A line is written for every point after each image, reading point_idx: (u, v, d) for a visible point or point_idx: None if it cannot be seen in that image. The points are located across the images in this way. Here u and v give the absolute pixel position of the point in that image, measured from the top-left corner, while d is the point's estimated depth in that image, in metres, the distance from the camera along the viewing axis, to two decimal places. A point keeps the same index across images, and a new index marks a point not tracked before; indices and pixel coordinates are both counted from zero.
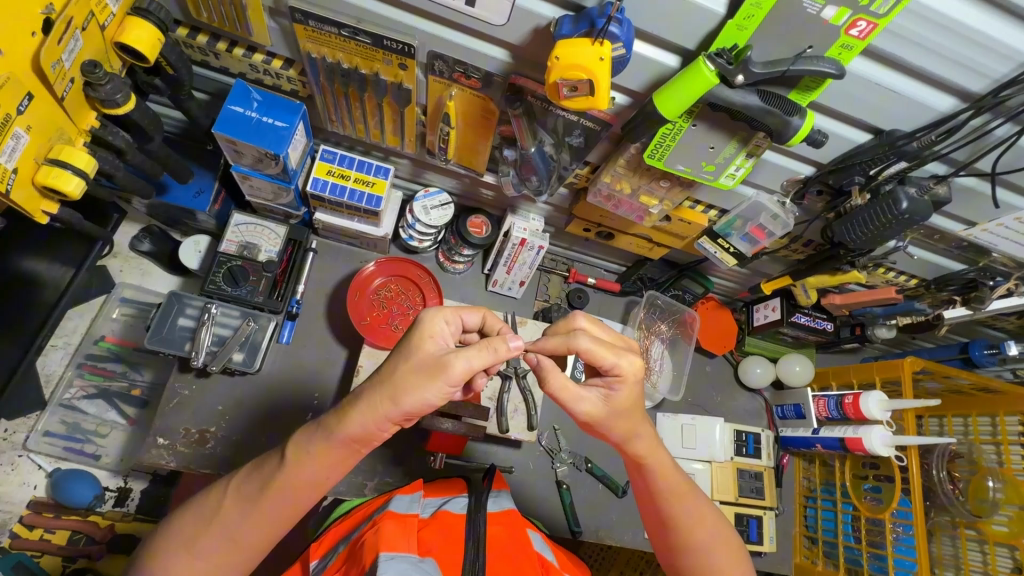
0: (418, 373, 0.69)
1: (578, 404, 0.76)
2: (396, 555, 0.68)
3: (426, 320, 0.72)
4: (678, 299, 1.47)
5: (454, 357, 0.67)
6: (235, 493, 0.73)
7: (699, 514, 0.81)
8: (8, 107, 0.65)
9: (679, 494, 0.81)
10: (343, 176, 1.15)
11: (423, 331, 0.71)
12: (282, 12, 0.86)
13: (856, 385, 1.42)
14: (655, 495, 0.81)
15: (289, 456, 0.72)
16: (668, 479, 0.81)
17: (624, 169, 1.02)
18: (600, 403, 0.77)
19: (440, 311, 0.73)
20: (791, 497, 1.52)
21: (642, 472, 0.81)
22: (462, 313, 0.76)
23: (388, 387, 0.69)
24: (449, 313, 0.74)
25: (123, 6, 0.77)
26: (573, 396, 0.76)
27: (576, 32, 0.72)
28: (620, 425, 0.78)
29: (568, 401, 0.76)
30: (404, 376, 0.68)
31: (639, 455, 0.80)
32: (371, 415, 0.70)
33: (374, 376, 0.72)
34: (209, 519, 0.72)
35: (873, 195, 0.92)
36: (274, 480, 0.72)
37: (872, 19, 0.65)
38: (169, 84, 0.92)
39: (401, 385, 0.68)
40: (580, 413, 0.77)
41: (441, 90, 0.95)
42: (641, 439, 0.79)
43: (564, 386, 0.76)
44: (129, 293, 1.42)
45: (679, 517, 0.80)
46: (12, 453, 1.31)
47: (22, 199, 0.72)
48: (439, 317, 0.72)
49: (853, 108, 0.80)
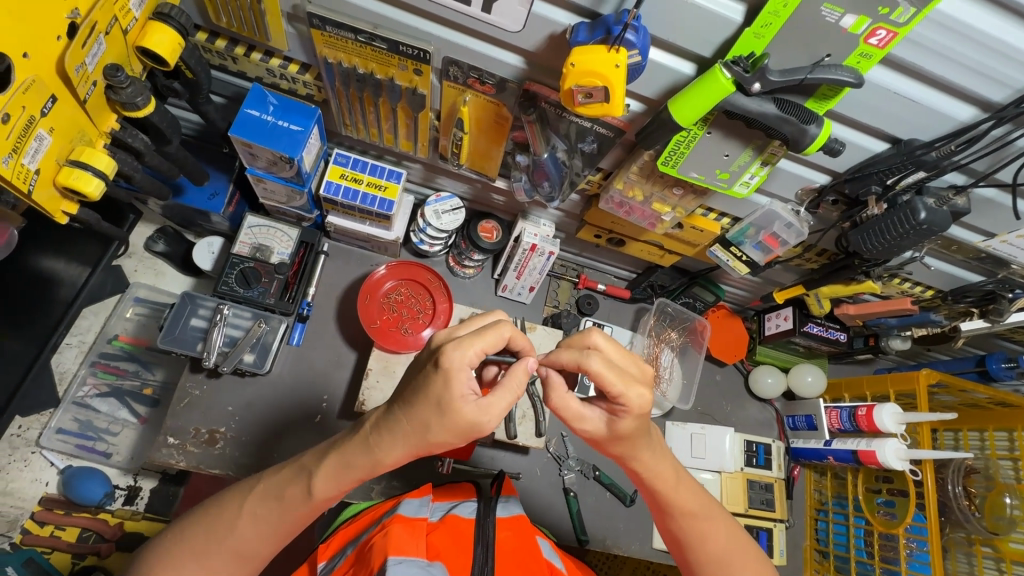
0: (452, 429, 0.67)
1: (583, 425, 0.75)
2: (404, 559, 0.68)
3: (452, 369, 0.65)
4: (689, 307, 1.49)
5: (490, 418, 0.67)
6: (251, 517, 0.73)
7: (714, 525, 0.81)
8: (33, 110, 0.65)
9: (691, 509, 0.80)
10: (356, 180, 1.16)
11: (455, 394, 0.65)
12: (300, 17, 0.87)
13: (869, 398, 1.40)
14: (671, 514, 0.80)
15: (314, 485, 0.72)
16: (681, 496, 0.79)
17: (637, 175, 1.01)
18: (603, 426, 0.74)
19: (465, 357, 0.65)
20: (802, 509, 1.50)
21: (653, 493, 0.80)
22: (486, 345, 0.68)
23: (422, 441, 0.68)
24: (473, 356, 0.66)
25: (145, 11, 0.79)
26: (578, 418, 0.75)
27: (592, 39, 0.72)
28: (617, 449, 0.77)
29: (573, 423, 0.76)
30: (438, 433, 0.67)
31: (648, 478, 0.78)
32: (406, 453, 0.70)
33: (400, 420, 0.69)
34: (223, 534, 0.73)
35: (889, 205, 0.90)
36: (292, 502, 0.73)
37: (892, 28, 0.64)
38: (188, 88, 0.93)
39: (436, 439, 0.68)
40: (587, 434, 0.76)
41: (455, 95, 0.95)
42: (648, 464, 0.78)
43: (568, 410, 0.75)
44: (144, 293, 1.44)
45: (696, 528, 0.80)
46: (25, 449, 1.32)
47: (43, 199, 0.73)
48: (466, 365, 0.66)
49: (871, 117, 0.79)
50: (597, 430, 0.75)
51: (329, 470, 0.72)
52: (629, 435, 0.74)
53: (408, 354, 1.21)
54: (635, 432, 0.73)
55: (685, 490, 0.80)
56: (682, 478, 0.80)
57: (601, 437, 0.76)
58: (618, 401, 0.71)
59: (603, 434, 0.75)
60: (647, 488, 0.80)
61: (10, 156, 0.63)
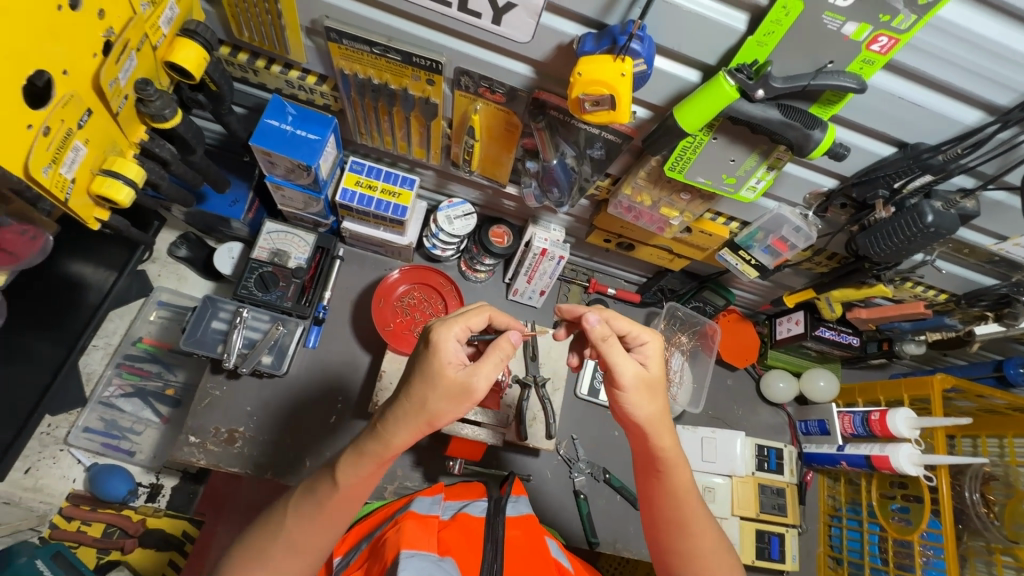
0: (447, 398, 0.71)
1: (624, 365, 0.79)
2: (416, 553, 0.70)
3: (439, 343, 0.72)
4: (699, 311, 1.48)
5: (478, 378, 0.72)
6: (295, 510, 0.77)
7: (705, 522, 0.84)
8: (70, 122, 0.69)
9: (685, 499, 0.83)
10: (370, 187, 1.19)
11: (441, 358, 0.71)
12: (318, 32, 0.91)
13: (883, 402, 1.39)
14: (669, 498, 0.83)
15: (340, 476, 0.75)
16: (682, 484, 0.83)
17: (644, 181, 1.03)
18: (639, 371, 0.80)
19: (451, 329, 0.72)
20: (815, 515, 1.49)
21: (660, 472, 0.84)
22: (470, 322, 0.75)
23: (422, 414, 0.72)
24: (458, 330, 0.73)
25: (174, 28, 0.83)
26: (624, 356, 0.79)
27: (598, 49, 0.74)
28: (644, 409, 0.81)
29: (616, 362, 0.79)
30: (436, 403, 0.71)
31: (661, 453, 0.82)
32: (414, 434, 0.74)
33: (400, 401, 0.73)
34: (276, 531, 0.76)
35: (897, 208, 0.91)
36: (332, 499, 0.76)
37: (893, 35, 0.66)
38: (212, 100, 0.98)
39: (436, 411, 0.72)
40: (625, 376, 0.79)
41: (466, 104, 0.98)
42: (665, 437, 0.82)
43: (618, 346, 0.79)
44: (167, 296, 1.49)
45: (687, 519, 0.83)
46: (54, 447, 1.37)
47: (78, 207, 0.76)
48: (451, 338, 0.72)
49: (876, 121, 0.80)
50: (632, 372, 0.79)
51: (350, 460, 0.75)
52: (655, 382, 0.81)
53: None
54: (659, 379, 0.82)
55: (686, 481, 0.84)
56: (687, 469, 0.85)
57: (636, 389, 0.80)
58: (638, 344, 0.83)
59: (637, 378, 0.80)
60: (654, 463, 0.84)
61: (50, 166, 0.67)
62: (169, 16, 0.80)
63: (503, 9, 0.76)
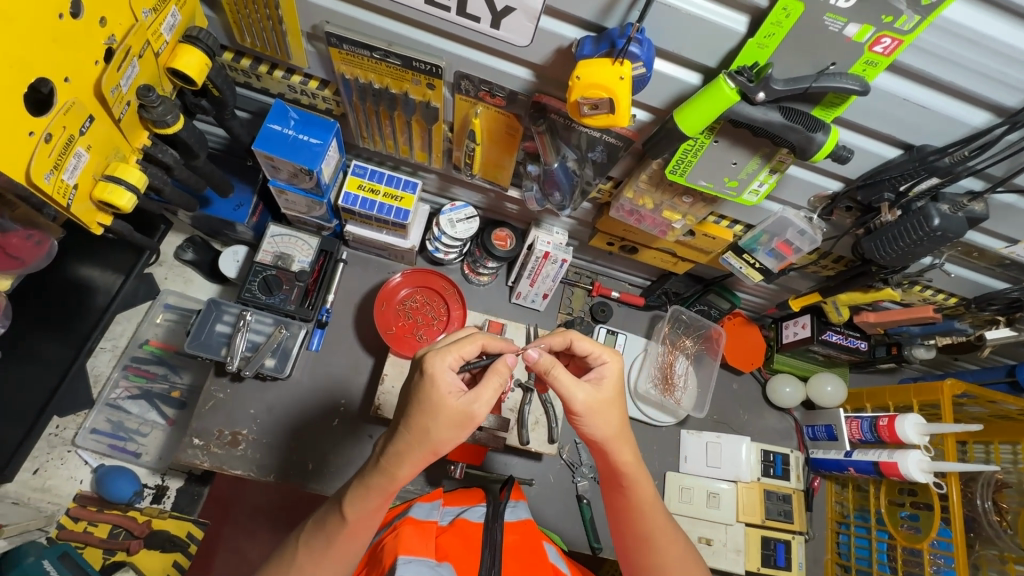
0: (449, 426, 0.73)
1: (574, 391, 0.80)
2: (413, 558, 0.71)
3: (436, 374, 0.73)
4: (703, 314, 1.47)
5: (478, 406, 0.74)
6: (306, 546, 0.77)
7: (669, 534, 0.84)
8: (72, 129, 0.70)
9: (649, 511, 0.84)
10: (373, 191, 1.19)
11: (440, 390, 0.72)
12: (318, 37, 0.92)
13: (892, 408, 1.37)
14: (633, 512, 0.84)
15: (347, 509, 0.75)
16: (645, 498, 0.84)
17: (646, 184, 1.02)
18: (591, 393, 0.81)
19: (446, 360, 0.73)
20: (822, 521, 1.47)
21: (622, 487, 0.84)
22: (463, 350, 0.76)
23: (425, 445, 0.73)
24: (453, 359, 0.74)
25: (175, 35, 0.83)
26: (573, 382, 0.80)
27: (597, 52, 0.74)
28: (598, 428, 0.81)
29: (566, 390, 0.80)
30: (437, 432, 0.73)
31: (622, 467, 0.83)
32: (417, 465, 0.75)
33: (403, 434, 0.74)
34: (286, 568, 0.76)
35: (903, 212, 0.90)
36: (341, 541, 0.75)
37: (896, 36, 0.65)
38: (214, 105, 0.98)
39: (439, 440, 0.74)
40: (577, 401, 0.80)
41: (467, 108, 0.98)
42: (624, 451, 0.83)
43: (566, 374, 0.80)
44: (173, 299, 1.50)
45: (651, 531, 0.83)
46: (61, 448, 1.39)
47: (80, 212, 0.77)
48: (447, 368, 0.73)
49: (882, 123, 0.79)
50: (583, 397, 0.80)
51: (357, 496, 0.75)
52: (609, 402, 0.82)
53: None
54: (615, 398, 0.82)
55: (650, 494, 0.84)
56: (651, 482, 0.85)
57: (588, 412, 0.80)
58: (597, 363, 0.85)
59: (588, 403, 0.80)
60: (616, 478, 0.84)
61: (51, 172, 0.68)
62: (171, 23, 0.81)
63: (502, 13, 0.76)
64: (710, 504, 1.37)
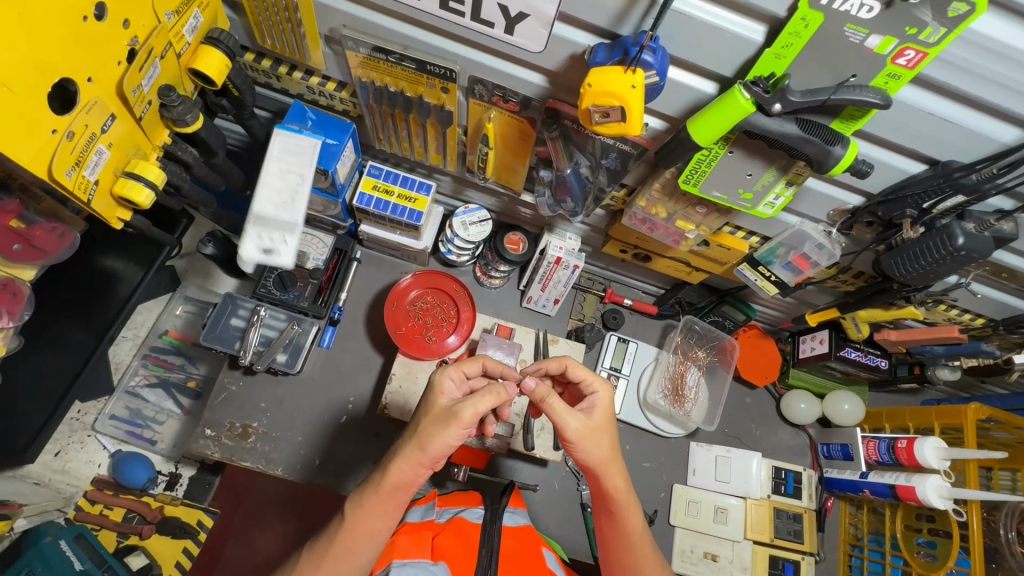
0: (438, 422, 0.78)
1: (567, 418, 0.80)
2: (407, 562, 0.78)
3: (439, 380, 0.83)
4: (718, 325, 1.44)
5: (464, 407, 0.77)
6: (308, 549, 0.80)
7: (655, 568, 0.83)
8: (94, 127, 0.72)
9: (637, 542, 0.83)
10: (387, 191, 1.20)
11: (435, 390, 0.82)
12: (336, 40, 0.93)
13: (912, 430, 1.32)
14: (621, 539, 0.83)
15: (348, 515, 0.78)
16: (634, 527, 0.83)
17: (659, 193, 1.01)
18: (583, 421, 0.81)
19: (446, 371, 0.84)
20: (834, 543, 1.42)
21: (613, 513, 0.83)
22: (464, 368, 0.87)
23: (414, 438, 0.78)
24: (453, 372, 0.84)
25: (198, 36, 0.86)
26: (565, 410, 0.80)
27: (610, 59, 0.73)
28: (592, 455, 0.81)
29: (558, 417, 0.80)
30: (426, 427, 0.79)
31: (613, 494, 0.82)
32: (409, 464, 0.78)
33: (405, 431, 0.82)
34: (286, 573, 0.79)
35: (926, 229, 0.86)
36: (343, 545, 0.77)
37: (921, 49, 0.62)
38: (234, 105, 1.01)
39: (425, 434, 0.78)
40: (569, 429, 0.80)
41: (480, 112, 0.98)
42: (616, 478, 0.82)
43: (559, 403, 0.80)
44: (193, 292, 1.54)
45: (637, 563, 0.83)
46: (82, 433, 1.44)
47: (101, 208, 0.79)
48: (448, 377, 0.84)
49: (905, 138, 0.76)
50: (579, 424, 0.80)
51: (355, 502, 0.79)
52: (600, 430, 0.81)
53: (431, 362, 1.25)
54: (606, 425, 0.83)
55: (638, 523, 0.84)
56: (642, 511, 0.84)
57: (581, 438, 0.80)
58: (589, 392, 0.86)
59: (581, 430, 0.80)
60: (607, 504, 0.83)
61: (73, 168, 0.70)
62: (193, 24, 0.83)
63: (515, 20, 0.76)
64: (717, 520, 1.34)
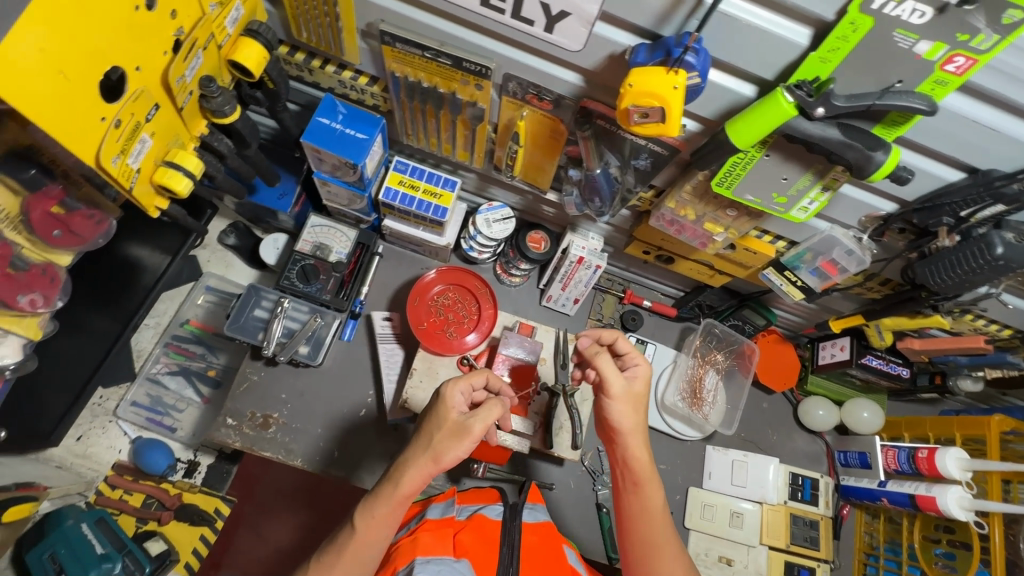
0: (450, 436, 0.80)
1: (614, 376, 0.88)
2: (431, 559, 0.78)
3: (448, 393, 0.84)
4: (737, 330, 1.46)
5: (475, 420, 0.80)
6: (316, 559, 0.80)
7: (672, 551, 0.83)
8: (139, 116, 0.73)
9: (655, 519, 0.84)
10: (413, 187, 1.21)
11: (446, 403, 0.82)
12: (372, 35, 0.94)
13: (932, 440, 1.31)
14: (639, 513, 0.85)
15: (359, 523, 0.79)
16: (654, 503, 0.85)
17: (689, 195, 1.01)
18: (624, 385, 0.88)
19: (457, 383, 0.84)
20: (849, 550, 1.42)
21: (633, 485, 0.85)
22: (472, 379, 0.88)
23: (429, 450, 0.79)
24: (462, 385, 0.85)
25: (238, 28, 0.86)
26: (614, 368, 0.88)
27: (651, 61, 0.73)
28: (625, 418, 0.88)
29: (607, 373, 0.88)
30: (440, 440, 0.80)
31: (636, 462, 0.86)
32: (422, 474, 0.79)
33: (413, 441, 0.82)
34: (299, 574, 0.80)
35: (963, 238, 0.86)
36: (354, 555, 0.78)
37: (971, 55, 0.62)
38: (268, 97, 1.01)
39: (440, 446, 0.79)
40: (613, 386, 0.88)
41: (513, 110, 0.98)
42: (641, 448, 0.87)
43: (606, 359, 0.89)
44: (214, 282, 1.55)
45: (654, 541, 0.83)
46: (104, 418, 1.46)
47: (140, 195, 0.80)
48: (457, 390, 0.84)
49: (947, 145, 0.75)
50: (620, 383, 0.88)
51: (366, 508, 0.79)
52: (638, 397, 0.89)
53: (451, 358, 1.25)
54: (642, 396, 0.90)
55: (659, 501, 0.85)
56: (662, 492, 0.86)
57: (620, 400, 0.88)
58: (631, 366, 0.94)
59: (624, 391, 0.88)
60: (628, 474, 0.86)
61: (118, 156, 0.71)
62: (235, 17, 0.84)
63: (556, 18, 0.76)
64: (733, 524, 1.34)
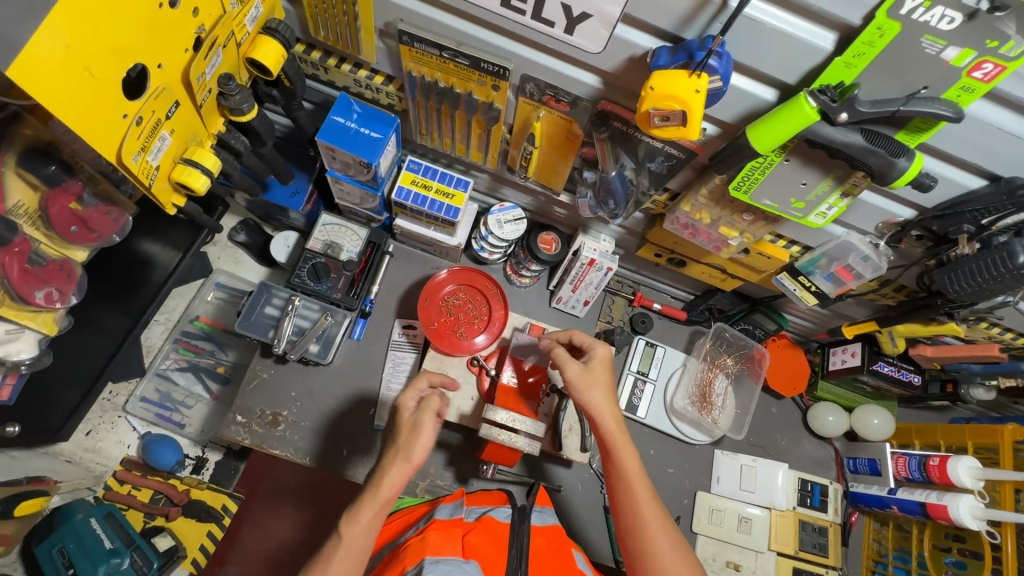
0: (411, 434, 0.85)
1: (568, 364, 0.94)
2: (440, 559, 0.78)
3: (401, 402, 0.91)
4: (747, 333, 1.45)
5: (425, 411, 0.86)
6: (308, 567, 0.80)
7: (653, 514, 0.85)
8: (160, 113, 0.73)
9: (634, 486, 0.87)
10: (425, 186, 1.20)
11: (401, 411, 0.88)
12: (390, 34, 0.93)
13: (943, 448, 1.30)
14: (617, 483, 0.88)
15: (344, 530, 0.79)
16: (630, 470, 0.87)
17: (705, 199, 1.00)
18: (581, 369, 0.94)
19: (406, 392, 0.91)
20: (857, 558, 1.41)
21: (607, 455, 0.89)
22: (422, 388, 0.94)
23: (396, 453, 0.83)
24: (412, 391, 0.92)
25: (257, 26, 0.86)
26: (566, 357, 0.94)
27: (672, 64, 0.72)
28: (587, 396, 0.92)
29: (562, 363, 0.94)
30: (403, 440, 0.84)
31: (606, 434, 0.90)
32: (398, 475, 0.82)
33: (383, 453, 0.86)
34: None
35: (983, 245, 0.85)
36: (345, 565, 0.78)
37: (1000, 62, 0.61)
38: (284, 95, 1.01)
39: (406, 445, 0.84)
40: (569, 373, 0.93)
41: (529, 111, 0.98)
42: (608, 420, 0.91)
43: (562, 352, 0.95)
44: (224, 279, 1.55)
45: (635, 505, 0.85)
46: (112, 413, 1.46)
47: (159, 192, 0.80)
48: (409, 396, 0.91)
49: (970, 153, 0.75)
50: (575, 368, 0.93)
51: (350, 518, 0.80)
52: (599, 377, 0.94)
53: (462, 358, 1.26)
54: (605, 377, 0.94)
55: (635, 466, 0.88)
56: (639, 457, 0.89)
57: (580, 383, 0.93)
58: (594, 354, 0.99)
59: (581, 375, 0.93)
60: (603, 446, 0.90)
61: (138, 154, 0.71)
62: (253, 15, 0.84)
63: (577, 19, 0.76)
64: (741, 529, 1.33)
